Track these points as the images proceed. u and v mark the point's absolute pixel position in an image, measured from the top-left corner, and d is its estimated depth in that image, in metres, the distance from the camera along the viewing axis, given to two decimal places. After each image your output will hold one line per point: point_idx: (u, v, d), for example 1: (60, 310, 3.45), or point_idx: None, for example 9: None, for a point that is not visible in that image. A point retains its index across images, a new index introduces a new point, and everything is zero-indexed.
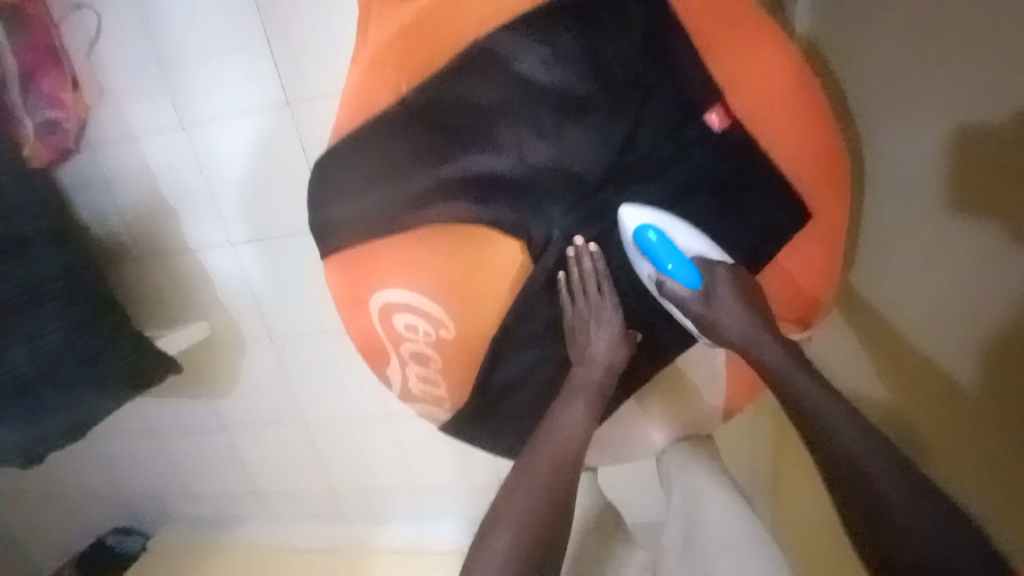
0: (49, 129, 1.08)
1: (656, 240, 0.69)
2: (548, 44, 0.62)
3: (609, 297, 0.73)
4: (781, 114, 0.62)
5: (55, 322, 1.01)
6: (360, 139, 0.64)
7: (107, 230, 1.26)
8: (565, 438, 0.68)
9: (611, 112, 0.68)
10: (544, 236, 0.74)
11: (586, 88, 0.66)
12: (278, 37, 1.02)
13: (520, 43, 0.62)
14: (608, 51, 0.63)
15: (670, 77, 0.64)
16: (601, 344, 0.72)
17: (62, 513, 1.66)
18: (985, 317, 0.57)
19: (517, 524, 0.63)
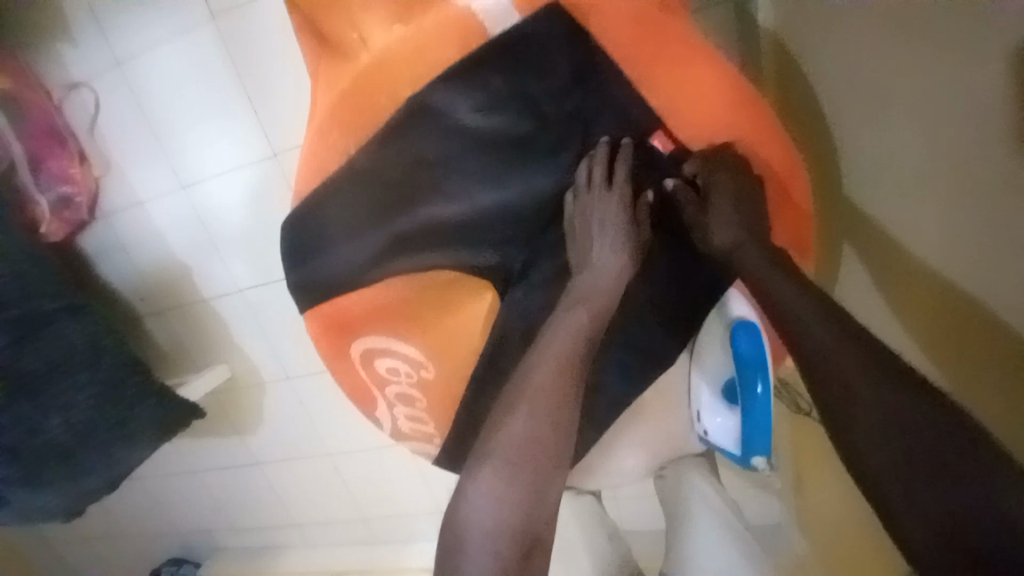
0: (63, 205, 1.19)
1: (745, 341, 0.63)
2: (480, 93, 0.62)
3: (620, 181, 0.66)
4: (721, 130, 0.61)
5: (82, 388, 1.08)
6: (313, 201, 0.67)
7: (129, 288, 1.35)
8: (557, 365, 0.62)
9: (559, 151, 0.68)
10: (508, 271, 0.74)
11: (527, 127, 0.65)
12: (256, 94, 1.07)
13: (451, 96, 0.61)
14: (538, 90, 0.63)
15: (604, 107, 0.65)
16: (605, 244, 0.66)
17: (120, 548, 1.77)
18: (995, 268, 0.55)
19: (503, 462, 0.59)
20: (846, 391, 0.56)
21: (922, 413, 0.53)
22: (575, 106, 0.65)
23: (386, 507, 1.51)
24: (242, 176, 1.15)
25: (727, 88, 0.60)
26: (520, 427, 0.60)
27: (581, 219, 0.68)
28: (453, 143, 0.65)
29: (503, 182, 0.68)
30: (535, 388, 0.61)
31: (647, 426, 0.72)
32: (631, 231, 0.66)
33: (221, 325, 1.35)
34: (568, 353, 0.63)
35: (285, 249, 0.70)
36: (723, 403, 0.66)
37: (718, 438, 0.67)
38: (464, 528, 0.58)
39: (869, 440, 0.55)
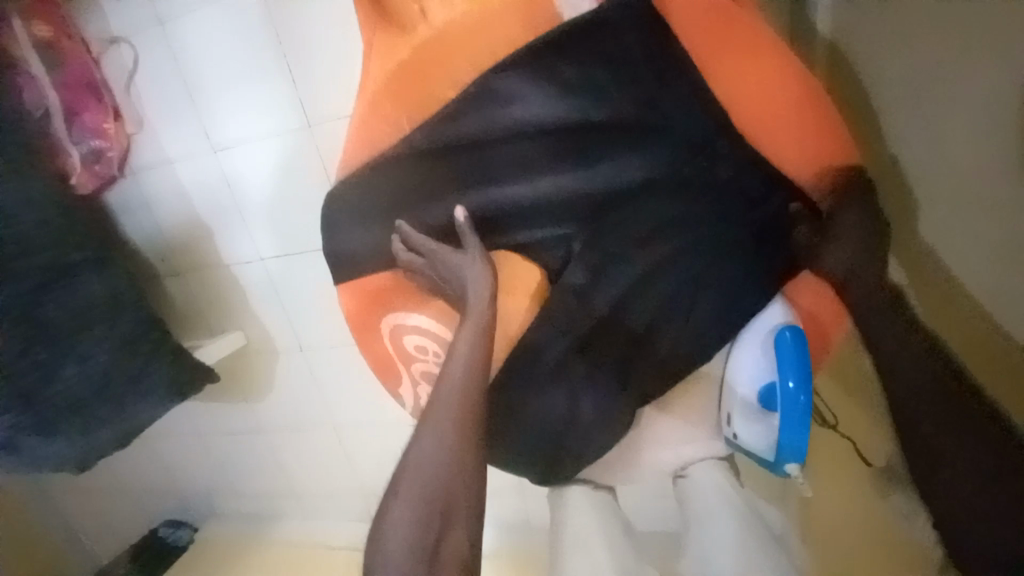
0: (94, 158, 1.18)
1: (792, 341, 0.61)
2: (547, 79, 0.62)
3: (471, 243, 0.66)
4: (784, 123, 0.61)
5: (101, 340, 1.09)
6: (364, 172, 0.69)
7: (151, 246, 1.35)
8: (460, 389, 0.62)
9: (632, 138, 0.63)
10: (563, 258, 0.67)
11: (597, 113, 0.62)
12: (297, 64, 1.06)
13: (521, 82, 0.62)
14: (606, 78, 0.61)
15: (682, 96, 0.61)
16: (473, 283, 0.64)
17: (122, 504, 1.79)
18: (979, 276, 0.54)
19: (411, 486, 0.60)
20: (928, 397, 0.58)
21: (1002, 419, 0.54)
22: (647, 91, 0.61)
23: (389, 486, 1.51)
24: (276, 146, 1.15)
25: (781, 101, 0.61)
26: (425, 445, 0.61)
27: (636, 215, 0.64)
28: (512, 130, 0.64)
29: (562, 171, 0.64)
30: (440, 414, 0.62)
31: (670, 425, 0.74)
32: (478, 258, 0.65)
33: (240, 292, 1.35)
34: (470, 368, 0.63)
35: (325, 225, 0.74)
36: (756, 408, 0.64)
37: (748, 442, 0.65)
38: (377, 561, 0.58)
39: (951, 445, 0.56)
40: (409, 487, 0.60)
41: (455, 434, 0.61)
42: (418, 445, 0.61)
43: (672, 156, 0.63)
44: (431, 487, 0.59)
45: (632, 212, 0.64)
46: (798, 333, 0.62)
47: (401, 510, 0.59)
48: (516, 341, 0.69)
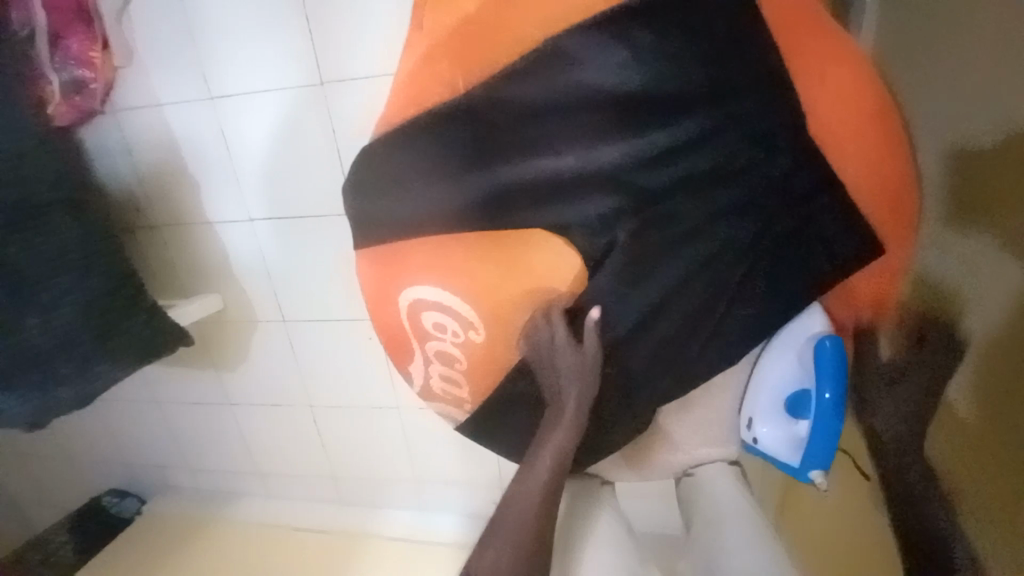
0: (75, 88, 1.08)
1: (834, 351, 0.63)
2: (626, 48, 0.59)
3: (422, 191, 0.67)
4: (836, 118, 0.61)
5: (69, 291, 1.00)
6: (408, 130, 0.67)
7: (126, 196, 1.24)
8: (518, 526, 0.68)
9: (702, 115, 0.60)
10: (605, 246, 0.64)
11: (668, 90, 0.60)
12: (317, 14, 1.00)
13: (591, 46, 0.59)
14: (685, 56, 0.59)
15: (750, 81, 0.60)
16: (559, 435, 0.67)
17: (65, 471, 1.66)
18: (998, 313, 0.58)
19: (500, 539, 0.69)
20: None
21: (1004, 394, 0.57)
22: (718, 73, 0.59)
23: (365, 469, 1.46)
24: (281, 99, 1.08)
25: (805, 70, 0.61)
26: (520, 494, 0.69)
27: (688, 207, 0.62)
28: (572, 96, 0.61)
29: (620, 146, 0.61)
30: (539, 473, 0.68)
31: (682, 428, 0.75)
32: (581, 364, 0.66)
33: (224, 256, 1.27)
34: (572, 428, 0.67)
35: (354, 174, 0.72)
36: (784, 413, 0.68)
37: (768, 446, 0.68)
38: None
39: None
40: (504, 532, 0.69)
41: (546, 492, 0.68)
42: (514, 494, 0.70)
43: (733, 144, 0.61)
44: (517, 540, 0.68)
45: (684, 203, 0.62)
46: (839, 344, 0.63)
47: (491, 553, 0.69)
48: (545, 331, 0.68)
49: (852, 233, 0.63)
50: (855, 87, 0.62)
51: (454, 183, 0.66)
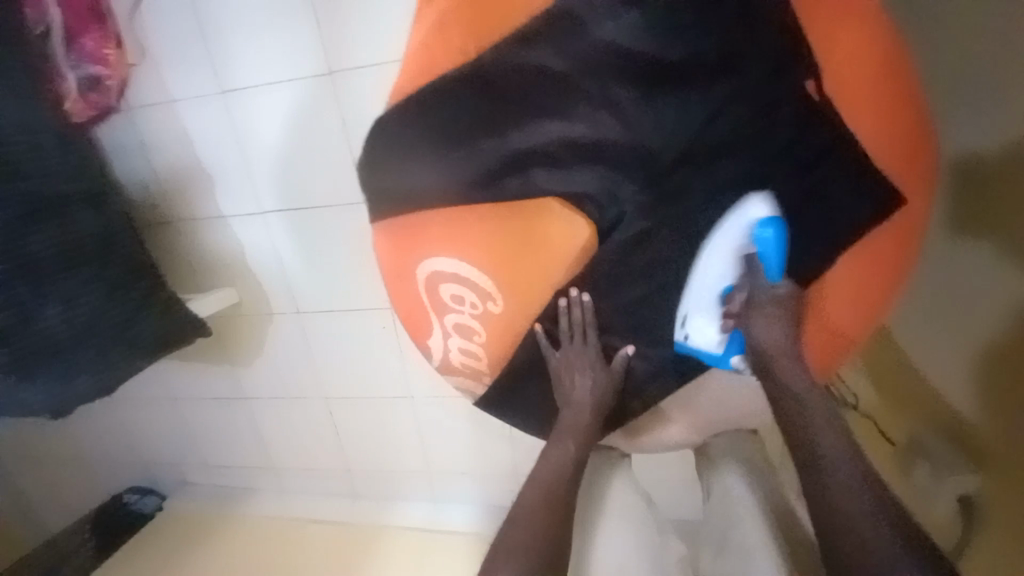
0: (91, 86, 1.10)
1: (768, 237, 0.65)
2: (637, 10, 0.59)
3: (441, 162, 0.68)
4: (857, 86, 0.62)
5: (87, 283, 1.02)
6: (423, 99, 0.67)
7: (142, 192, 1.27)
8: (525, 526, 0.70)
9: (709, 81, 0.61)
10: (615, 218, 0.66)
11: (678, 55, 0.60)
12: (328, 3, 1.01)
13: (604, 9, 0.59)
14: (695, 15, 0.58)
15: (767, 44, 0.60)
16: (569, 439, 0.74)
17: (83, 469, 1.68)
18: (995, 310, 0.70)
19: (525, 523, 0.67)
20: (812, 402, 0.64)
21: (1009, 367, 0.67)
22: (734, 36, 0.59)
23: (379, 460, 1.47)
24: (293, 93, 1.09)
25: (826, 27, 0.61)
26: (539, 478, 0.73)
27: None
28: (586, 60, 0.61)
29: (636, 114, 0.62)
30: (564, 458, 0.73)
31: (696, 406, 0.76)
32: (580, 351, 0.72)
33: (237, 249, 1.28)
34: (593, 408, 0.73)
35: (371, 146, 0.73)
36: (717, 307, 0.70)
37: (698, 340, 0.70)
38: None
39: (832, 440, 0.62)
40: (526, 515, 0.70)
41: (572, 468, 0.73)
42: (533, 479, 0.73)
43: (743, 110, 0.62)
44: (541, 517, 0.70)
45: (697, 172, 0.64)
46: (779, 241, 0.65)
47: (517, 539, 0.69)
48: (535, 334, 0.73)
49: (866, 192, 0.64)
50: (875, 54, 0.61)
51: (472, 155, 0.67)
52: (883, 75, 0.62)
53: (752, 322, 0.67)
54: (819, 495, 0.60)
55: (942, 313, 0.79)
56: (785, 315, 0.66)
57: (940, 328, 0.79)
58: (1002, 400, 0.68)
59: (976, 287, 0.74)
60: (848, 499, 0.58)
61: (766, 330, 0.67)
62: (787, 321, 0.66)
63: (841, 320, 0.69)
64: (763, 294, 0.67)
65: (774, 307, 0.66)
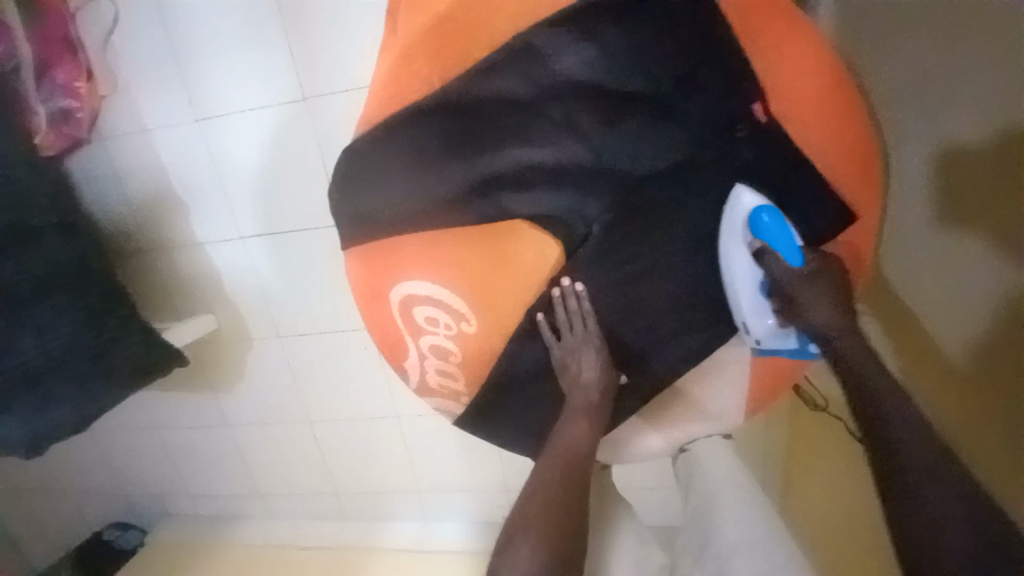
0: (62, 118, 1.09)
1: (771, 223, 0.64)
2: (590, 42, 0.62)
3: (408, 186, 0.69)
4: (808, 104, 0.63)
5: (62, 314, 1.01)
6: (388, 126, 0.69)
7: (117, 221, 1.26)
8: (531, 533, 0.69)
9: (662, 105, 0.64)
10: (584, 233, 0.68)
11: (631, 82, 0.63)
12: (298, 32, 1.03)
13: (558, 40, 0.62)
14: (644, 44, 0.62)
15: (714, 70, 0.63)
16: (566, 434, 0.72)
17: (62, 503, 1.64)
18: (970, 306, 0.66)
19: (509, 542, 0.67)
20: (891, 402, 0.61)
21: (990, 364, 0.64)
22: (683, 62, 0.63)
23: (366, 482, 1.46)
24: (266, 120, 1.11)
25: (773, 49, 0.63)
26: (538, 484, 0.71)
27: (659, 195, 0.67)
28: (550, 89, 0.64)
29: (597, 138, 0.66)
30: (565, 460, 0.71)
31: (674, 416, 0.77)
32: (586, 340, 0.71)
33: (216, 275, 1.28)
34: (587, 410, 0.71)
35: (341, 175, 0.74)
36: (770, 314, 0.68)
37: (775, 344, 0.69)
38: None
39: (917, 440, 0.59)
40: (524, 517, 0.70)
41: (560, 474, 0.71)
42: (534, 486, 0.72)
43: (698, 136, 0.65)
44: (537, 517, 0.69)
45: None
46: (779, 219, 0.65)
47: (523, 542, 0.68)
48: (510, 353, 0.74)
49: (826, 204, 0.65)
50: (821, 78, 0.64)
51: (438, 176, 0.68)
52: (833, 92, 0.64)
53: (806, 311, 0.64)
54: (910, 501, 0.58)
55: (914, 301, 0.78)
56: (824, 292, 0.64)
57: (920, 317, 0.76)
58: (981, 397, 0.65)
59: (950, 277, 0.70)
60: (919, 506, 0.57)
61: (820, 300, 0.64)
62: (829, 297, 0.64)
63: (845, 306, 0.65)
64: (797, 279, 0.64)
65: (812, 288, 0.64)
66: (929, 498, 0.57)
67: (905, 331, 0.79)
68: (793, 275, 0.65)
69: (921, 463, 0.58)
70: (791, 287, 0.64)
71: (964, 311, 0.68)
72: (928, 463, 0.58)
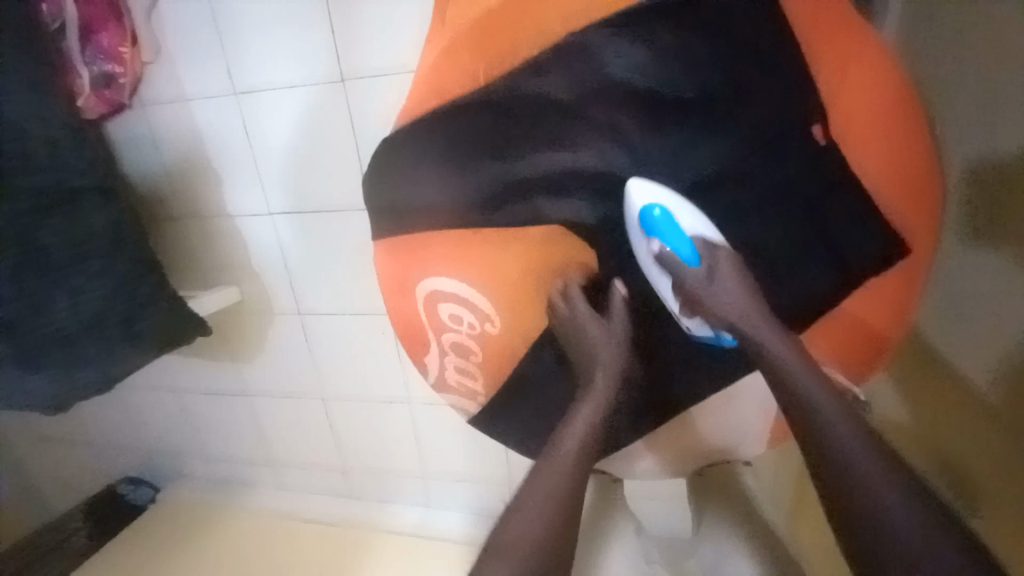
0: (105, 82, 1.11)
1: (661, 218, 0.62)
2: (645, 45, 0.59)
3: (445, 183, 0.68)
4: (867, 127, 0.60)
5: (96, 277, 1.03)
6: (428, 119, 0.67)
7: (151, 187, 1.27)
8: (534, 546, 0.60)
9: (717, 117, 0.61)
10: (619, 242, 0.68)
11: (683, 90, 0.60)
12: (341, 11, 1.01)
13: (611, 42, 0.60)
14: (703, 52, 0.59)
15: (772, 80, 0.59)
16: (573, 438, 0.64)
17: (82, 453, 1.70)
18: (996, 319, 0.60)
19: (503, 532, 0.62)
20: (841, 428, 0.55)
21: (1000, 384, 0.58)
22: (742, 74, 0.59)
23: (372, 462, 1.47)
24: (303, 97, 1.10)
25: (840, 66, 0.59)
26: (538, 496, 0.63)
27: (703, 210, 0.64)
28: (596, 91, 0.62)
29: (642, 146, 0.64)
30: (560, 463, 0.63)
31: (685, 439, 0.76)
32: (607, 335, 0.66)
33: (243, 247, 1.29)
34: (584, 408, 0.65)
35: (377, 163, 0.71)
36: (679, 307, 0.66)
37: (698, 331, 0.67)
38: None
39: (857, 454, 0.54)
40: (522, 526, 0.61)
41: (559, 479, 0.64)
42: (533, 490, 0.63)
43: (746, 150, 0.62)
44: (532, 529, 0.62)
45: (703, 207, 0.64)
46: (672, 215, 0.62)
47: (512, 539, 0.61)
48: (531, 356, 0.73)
49: (879, 235, 0.62)
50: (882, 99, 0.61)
51: (477, 174, 0.67)
52: (897, 114, 0.59)
53: (713, 310, 0.62)
54: (854, 519, 0.53)
55: (940, 318, 0.70)
56: (729, 286, 0.61)
57: (948, 330, 0.69)
58: (1002, 420, 0.59)
59: (975, 282, 0.64)
60: (879, 543, 0.52)
61: (727, 294, 0.61)
62: (739, 290, 0.61)
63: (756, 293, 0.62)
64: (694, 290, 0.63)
65: (714, 286, 0.62)
66: (886, 515, 0.52)
67: (927, 371, 0.72)
68: (692, 273, 0.63)
69: (883, 493, 0.53)
70: (691, 287, 0.62)
71: (986, 320, 0.62)
72: (879, 487, 0.53)
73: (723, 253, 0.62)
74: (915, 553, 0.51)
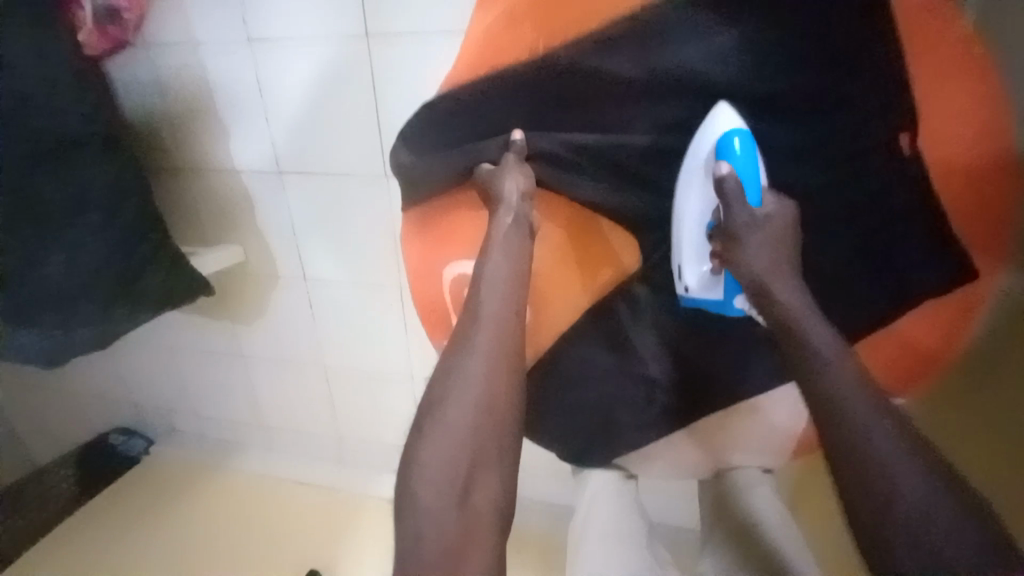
0: (109, 18, 1.05)
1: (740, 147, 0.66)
2: (709, 39, 0.66)
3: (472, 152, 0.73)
4: (956, 142, 0.64)
5: (97, 230, 0.97)
6: (472, 88, 0.73)
7: (154, 135, 1.20)
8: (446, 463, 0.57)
9: (757, 111, 0.68)
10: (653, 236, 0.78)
11: (727, 77, 0.67)
12: None
13: (687, 28, 0.66)
14: None
15: None
16: (481, 359, 0.61)
17: (72, 403, 1.66)
18: None
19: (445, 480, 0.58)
20: (866, 415, 0.54)
21: None
22: None
23: (370, 433, 1.46)
24: (325, 51, 1.02)
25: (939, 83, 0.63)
26: (454, 427, 0.58)
27: None
28: (659, 75, 0.68)
29: None
30: (474, 383, 0.60)
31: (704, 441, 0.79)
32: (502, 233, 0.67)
33: (249, 207, 1.23)
34: (500, 323, 0.63)
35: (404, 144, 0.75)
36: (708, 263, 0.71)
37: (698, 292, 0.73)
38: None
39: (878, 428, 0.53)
40: (433, 469, 0.56)
41: (486, 408, 0.60)
42: (444, 427, 0.58)
43: None
44: (450, 471, 0.56)
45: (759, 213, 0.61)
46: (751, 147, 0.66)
47: (429, 481, 0.56)
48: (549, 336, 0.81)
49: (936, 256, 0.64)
50: (931, 109, 0.64)
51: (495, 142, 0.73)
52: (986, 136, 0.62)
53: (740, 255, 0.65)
54: (866, 484, 0.52)
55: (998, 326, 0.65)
56: (768, 235, 0.65)
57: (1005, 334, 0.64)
58: None
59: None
60: (885, 507, 0.51)
61: (755, 249, 0.64)
62: (773, 241, 0.65)
63: (782, 248, 0.65)
64: (726, 227, 0.67)
65: (755, 233, 0.65)
66: (898, 485, 0.51)
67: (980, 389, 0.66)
68: (749, 214, 0.65)
69: (895, 467, 0.51)
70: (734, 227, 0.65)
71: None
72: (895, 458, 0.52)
73: (780, 205, 0.66)
74: (930, 529, 0.49)
